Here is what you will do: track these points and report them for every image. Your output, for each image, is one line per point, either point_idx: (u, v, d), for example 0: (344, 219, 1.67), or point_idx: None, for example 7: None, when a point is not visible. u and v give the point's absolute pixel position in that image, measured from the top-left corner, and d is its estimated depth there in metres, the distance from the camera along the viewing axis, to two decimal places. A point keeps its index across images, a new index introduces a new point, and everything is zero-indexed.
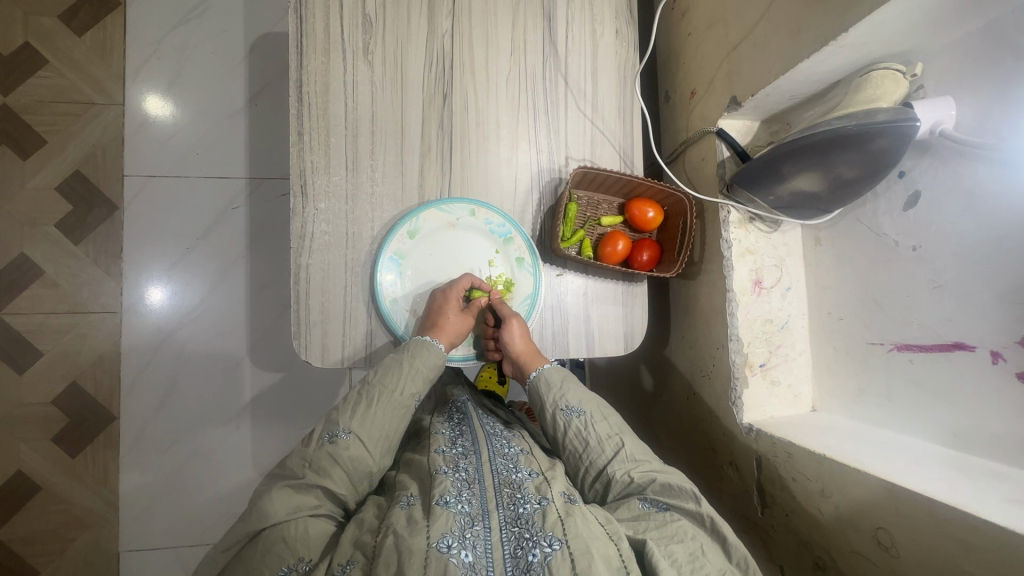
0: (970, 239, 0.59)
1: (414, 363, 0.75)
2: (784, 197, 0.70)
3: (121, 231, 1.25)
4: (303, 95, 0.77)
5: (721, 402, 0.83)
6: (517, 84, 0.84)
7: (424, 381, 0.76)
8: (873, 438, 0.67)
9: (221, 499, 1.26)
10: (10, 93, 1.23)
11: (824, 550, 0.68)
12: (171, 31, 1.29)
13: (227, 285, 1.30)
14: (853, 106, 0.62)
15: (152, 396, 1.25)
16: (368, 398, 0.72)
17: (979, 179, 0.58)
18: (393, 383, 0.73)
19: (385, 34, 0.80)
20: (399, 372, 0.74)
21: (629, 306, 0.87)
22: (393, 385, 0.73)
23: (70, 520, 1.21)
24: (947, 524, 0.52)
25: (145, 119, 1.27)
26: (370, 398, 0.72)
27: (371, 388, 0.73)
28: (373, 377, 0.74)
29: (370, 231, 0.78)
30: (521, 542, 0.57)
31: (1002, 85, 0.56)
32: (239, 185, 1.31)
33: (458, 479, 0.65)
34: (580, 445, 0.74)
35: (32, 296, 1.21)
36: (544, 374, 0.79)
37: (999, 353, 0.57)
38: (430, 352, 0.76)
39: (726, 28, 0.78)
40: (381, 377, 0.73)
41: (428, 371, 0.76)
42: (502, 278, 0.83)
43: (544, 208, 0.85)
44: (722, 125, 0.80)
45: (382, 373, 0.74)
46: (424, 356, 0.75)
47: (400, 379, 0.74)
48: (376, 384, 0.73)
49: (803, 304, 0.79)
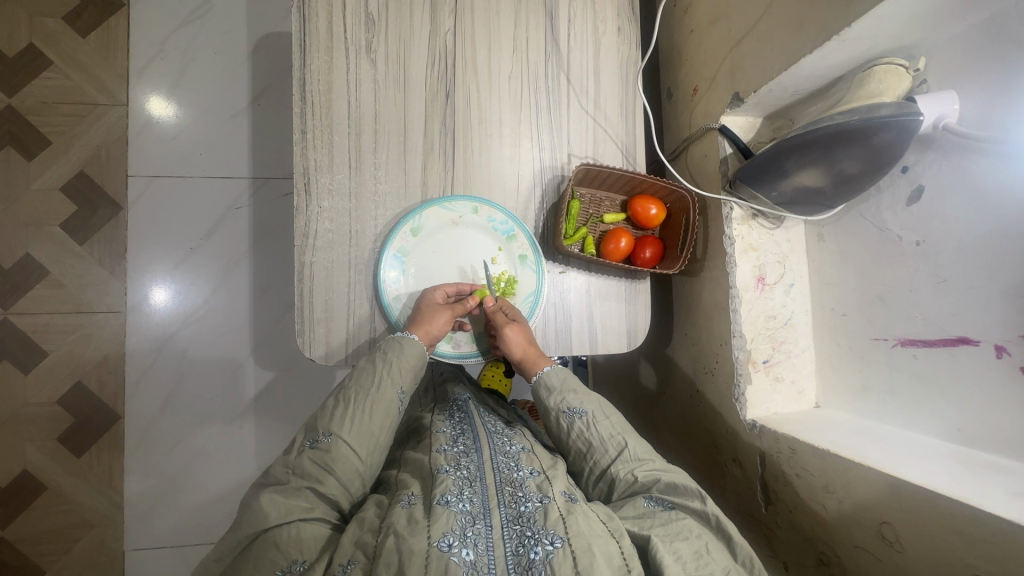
0: (974, 232, 0.58)
1: (387, 358, 0.74)
2: (786, 192, 0.69)
3: (125, 232, 1.26)
4: (306, 94, 0.77)
5: (724, 399, 0.83)
6: (521, 82, 0.84)
7: (404, 375, 0.75)
8: (878, 434, 0.67)
9: (224, 497, 1.27)
10: (14, 94, 1.23)
11: (828, 546, 0.68)
12: (174, 33, 1.30)
13: (231, 285, 1.30)
14: (856, 101, 0.61)
15: (157, 396, 1.26)
16: (345, 400, 0.72)
17: (983, 173, 0.58)
18: (370, 382, 0.73)
19: (387, 32, 0.80)
20: (373, 370, 0.74)
21: (632, 303, 0.87)
22: (369, 383, 0.73)
23: (76, 520, 1.21)
24: (951, 519, 0.51)
25: (149, 119, 1.28)
26: (347, 399, 0.72)
27: (347, 390, 0.73)
28: (349, 380, 0.74)
29: (373, 230, 0.79)
30: (521, 541, 0.57)
31: (1006, 77, 0.56)
32: (242, 185, 1.31)
33: (460, 478, 0.64)
34: (584, 445, 0.74)
35: (37, 296, 1.22)
36: (544, 378, 0.80)
37: (1003, 347, 0.56)
38: (405, 346, 0.75)
39: (729, 24, 0.78)
40: (356, 378, 0.73)
41: (406, 365, 0.75)
42: (504, 276, 0.83)
43: (547, 205, 0.85)
44: (724, 121, 0.80)
45: (357, 375, 0.74)
46: (399, 352, 0.75)
47: (377, 376, 0.73)
48: (352, 385, 0.73)
49: (806, 300, 0.79)
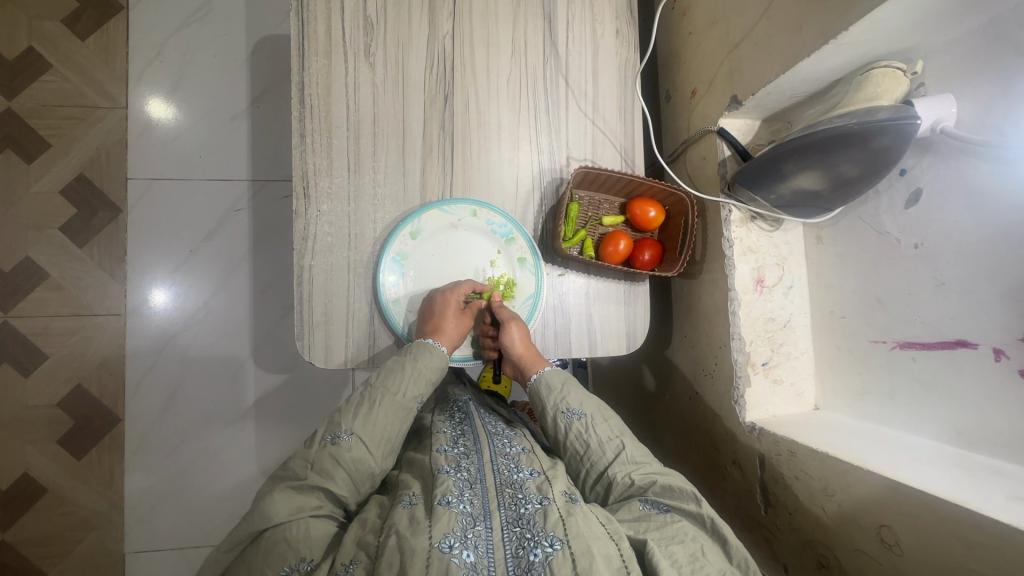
0: (972, 236, 0.58)
1: (416, 365, 0.75)
2: (785, 196, 0.70)
3: (124, 234, 1.26)
4: (305, 97, 0.77)
5: (723, 401, 0.84)
6: (520, 85, 0.84)
7: (428, 383, 0.76)
8: (876, 437, 0.67)
9: (224, 499, 1.27)
10: (13, 97, 1.23)
11: (827, 548, 0.68)
12: (173, 35, 1.30)
13: (230, 287, 1.30)
14: (854, 104, 0.62)
15: (157, 398, 1.26)
16: (371, 400, 0.72)
17: (981, 176, 0.58)
18: (396, 387, 0.73)
19: (385, 35, 0.80)
20: (401, 374, 0.74)
21: (631, 305, 0.87)
22: (396, 388, 0.73)
23: (76, 522, 1.21)
24: (950, 522, 0.52)
25: (148, 122, 1.28)
26: (373, 400, 0.72)
27: (373, 391, 0.73)
28: (375, 380, 0.74)
29: (372, 233, 0.79)
30: (522, 543, 0.57)
31: (1004, 81, 0.56)
32: (241, 187, 1.31)
33: (460, 480, 0.65)
34: (582, 447, 0.74)
35: (37, 299, 1.22)
36: (544, 377, 0.79)
37: (1001, 350, 0.57)
38: (434, 354, 0.76)
39: (727, 27, 0.78)
40: (383, 380, 0.74)
41: (431, 373, 0.76)
42: (503, 279, 0.83)
43: (546, 208, 0.85)
44: (722, 124, 0.80)
45: (383, 377, 0.74)
46: (427, 359, 0.75)
47: (403, 381, 0.74)
48: (378, 386, 0.73)
49: (805, 303, 0.79)
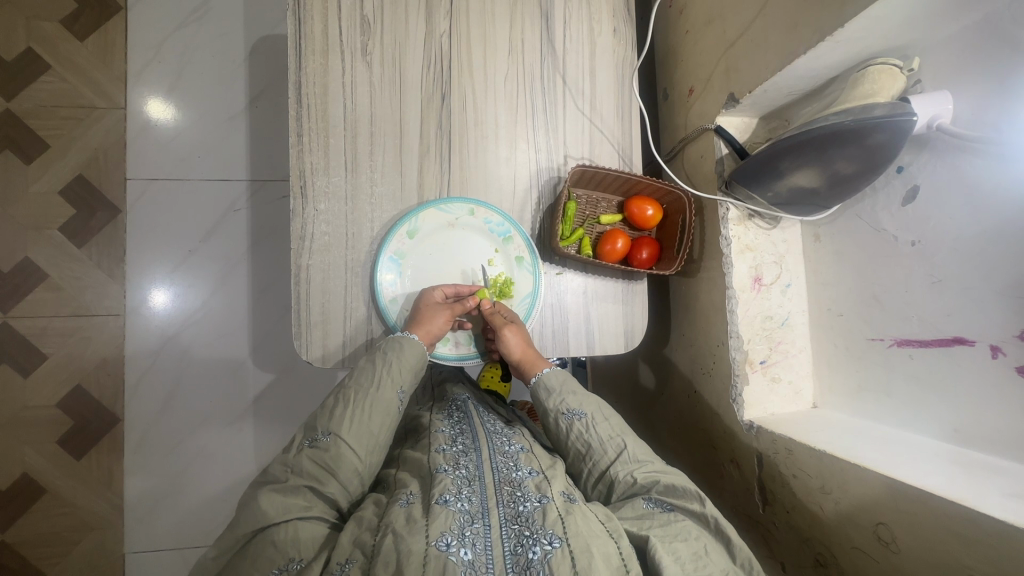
0: (969, 233, 0.58)
1: (387, 358, 0.74)
2: (782, 193, 0.69)
3: (123, 235, 1.26)
4: (302, 96, 0.77)
5: (722, 400, 0.83)
6: (517, 84, 0.84)
7: (403, 374, 0.75)
8: (874, 434, 0.67)
9: (223, 498, 1.27)
10: (12, 98, 1.24)
11: (825, 546, 0.68)
12: (172, 35, 1.30)
13: (229, 286, 1.30)
14: (850, 102, 0.61)
15: (157, 398, 1.26)
16: (345, 399, 0.71)
17: (978, 173, 0.57)
18: (369, 381, 0.73)
19: (383, 34, 0.80)
20: (373, 369, 0.74)
21: (630, 304, 0.87)
22: (369, 382, 0.73)
23: (76, 522, 1.21)
24: (947, 519, 0.51)
25: (147, 122, 1.28)
26: (347, 397, 0.71)
27: (347, 389, 0.72)
28: (349, 378, 0.73)
29: (370, 232, 0.79)
30: (520, 540, 0.57)
31: (1001, 77, 0.56)
32: (240, 187, 1.31)
33: (459, 477, 0.64)
34: (583, 447, 0.74)
35: (35, 300, 1.22)
36: (543, 380, 0.80)
37: (999, 347, 0.56)
38: (405, 344, 0.75)
39: (725, 24, 0.78)
40: (355, 377, 0.73)
41: (405, 364, 0.75)
42: (501, 278, 0.83)
43: (543, 206, 0.85)
44: (720, 122, 0.80)
45: (357, 374, 0.74)
46: (400, 351, 0.75)
47: (376, 375, 0.73)
48: (352, 383, 0.73)
49: (803, 300, 0.79)
